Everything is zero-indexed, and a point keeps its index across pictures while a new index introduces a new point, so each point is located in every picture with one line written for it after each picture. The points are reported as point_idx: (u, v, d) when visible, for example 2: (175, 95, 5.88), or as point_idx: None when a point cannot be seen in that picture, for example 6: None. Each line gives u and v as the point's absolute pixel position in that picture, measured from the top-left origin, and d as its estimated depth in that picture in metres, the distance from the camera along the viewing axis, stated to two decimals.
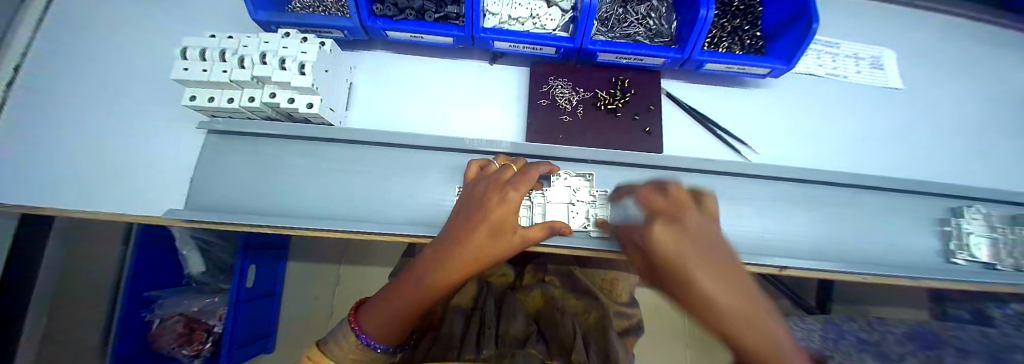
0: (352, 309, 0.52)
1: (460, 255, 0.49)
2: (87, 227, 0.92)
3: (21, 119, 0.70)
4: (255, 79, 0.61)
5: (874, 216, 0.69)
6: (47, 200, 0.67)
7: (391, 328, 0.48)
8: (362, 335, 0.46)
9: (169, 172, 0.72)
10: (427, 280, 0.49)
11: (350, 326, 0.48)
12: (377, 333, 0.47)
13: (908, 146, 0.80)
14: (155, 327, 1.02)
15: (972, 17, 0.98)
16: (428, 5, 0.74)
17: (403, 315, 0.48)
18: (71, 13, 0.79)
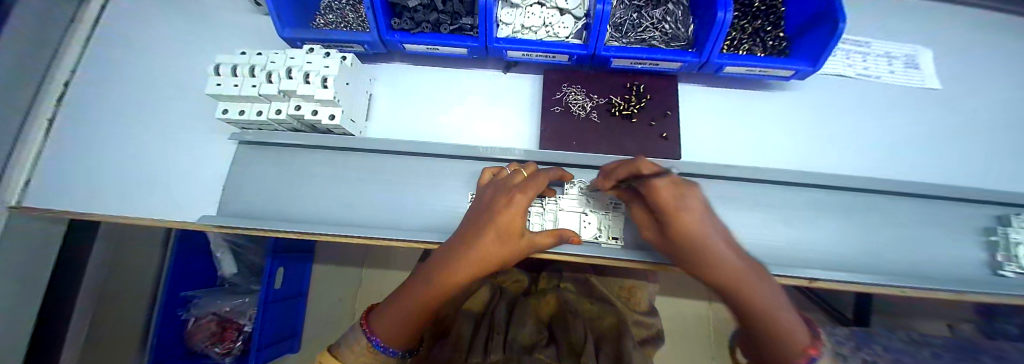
0: (366, 314, 0.54)
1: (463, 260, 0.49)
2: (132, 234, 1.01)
3: (67, 125, 0.77)
4: (282, 92, 0.65)
5: (911, 225, 0.65)
6: (93, 205, 0.73)
7: (400, 334, 0.50)
8: (374, 337, 0.49)
9: (197, 180, 0.76)
10: (433, 283, 0.50)
11: (363, 330, 0.51)
12: (387, 335, 0.49)
13: (948, 150, 0.75)
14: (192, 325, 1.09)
15: None
16: (443, 18, 0.76)
17: (410, 318, 0.50)
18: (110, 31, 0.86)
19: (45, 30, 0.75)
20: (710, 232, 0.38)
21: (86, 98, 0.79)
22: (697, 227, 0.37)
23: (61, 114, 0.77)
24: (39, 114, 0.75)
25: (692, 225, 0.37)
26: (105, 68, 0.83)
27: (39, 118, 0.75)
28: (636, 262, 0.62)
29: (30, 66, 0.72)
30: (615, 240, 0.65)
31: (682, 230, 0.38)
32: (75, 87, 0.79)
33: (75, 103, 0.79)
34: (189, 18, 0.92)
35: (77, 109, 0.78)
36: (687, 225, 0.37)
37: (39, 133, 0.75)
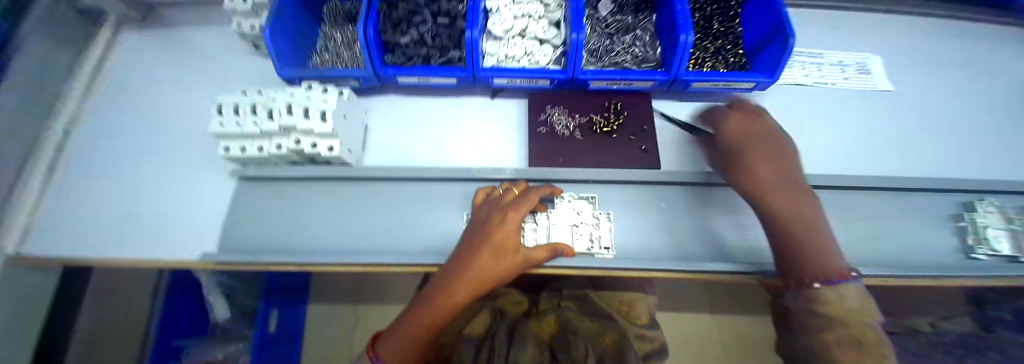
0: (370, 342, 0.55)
1: (463, 277, 0.51)
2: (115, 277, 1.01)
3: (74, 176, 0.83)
4: (283, 128, 0.69)
5: (885, 216, 0.68)
6: (91, 251, 0.75)
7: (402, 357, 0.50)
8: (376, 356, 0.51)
9: (197, 217, 0.78)
10: (436, 305, 0.51)
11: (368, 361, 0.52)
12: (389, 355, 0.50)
13: (909, 144, 0.80)
14: None
15: (955, 16, 1.00)
16: (432, 53, 0.82)
17: (415, 342, 0.51)
18: (116, 89, 0.93)
19: (47, 90, 0.83)
20: (755, 135, 0.58)
21: (85, 147, 0.85)
22: (744, 130, 0.60)
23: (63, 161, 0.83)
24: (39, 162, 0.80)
25: (741, 127, 0.60)
26: (95, 123, 0.89)
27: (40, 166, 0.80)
28: (629, 270, 0.63)
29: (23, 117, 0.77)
30: (608, 250, 0.66)
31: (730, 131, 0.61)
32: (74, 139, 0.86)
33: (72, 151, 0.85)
34: (189, 64, 0.97)
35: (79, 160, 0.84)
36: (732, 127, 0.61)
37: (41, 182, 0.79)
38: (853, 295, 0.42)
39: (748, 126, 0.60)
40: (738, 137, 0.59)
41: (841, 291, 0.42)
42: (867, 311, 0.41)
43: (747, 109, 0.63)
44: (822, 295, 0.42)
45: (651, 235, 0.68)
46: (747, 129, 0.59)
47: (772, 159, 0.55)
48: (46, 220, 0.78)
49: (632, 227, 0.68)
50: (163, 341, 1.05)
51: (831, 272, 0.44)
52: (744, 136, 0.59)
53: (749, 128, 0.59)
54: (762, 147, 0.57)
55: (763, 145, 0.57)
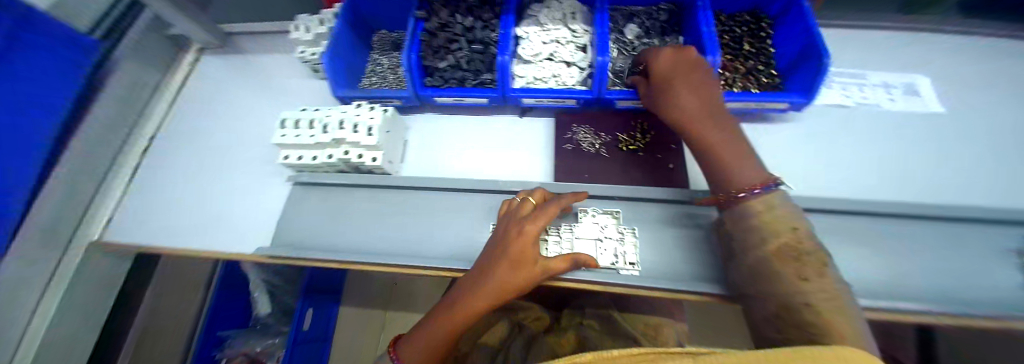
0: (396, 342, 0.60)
1: (483, 286, 0.54)
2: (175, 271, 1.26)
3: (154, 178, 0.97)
4: (335, 140, 0.78)
5: (946, 248, 0.61)
6: (168, 242, 0.87)
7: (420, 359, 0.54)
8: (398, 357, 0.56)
9: (253, 216, 0.88)
10: (457, 312, 0.55)
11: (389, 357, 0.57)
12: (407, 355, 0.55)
13: (980, 168, 0.71)
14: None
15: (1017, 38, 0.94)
16: (467, 75, 0.89)
17: (437, 346, 0.55)
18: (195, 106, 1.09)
19: (134, 108, 1.00)
20: (687, 78, 0.63)
21: (158, 153, 1.02)
22: (678, 74, 0.64)
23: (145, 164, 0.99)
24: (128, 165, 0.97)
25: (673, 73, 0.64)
26: (175, 135, 1.04)
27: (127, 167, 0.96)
28: (654, 289, 0.62)
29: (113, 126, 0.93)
30: (633, 266, 0.66)
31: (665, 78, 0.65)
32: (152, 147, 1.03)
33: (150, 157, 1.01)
34: (258, 85, 1.12)
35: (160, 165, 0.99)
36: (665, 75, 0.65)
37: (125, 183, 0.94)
38: (780, 201, 0.47)
39: (676, 62, 0.65)
40: (674, 82, 0.63)
41: (768, 200, 0.47)
42: (794, 215, 0.46)
43: (676, 54, 0.66)
44: (754, 210, 0.47)
45: (678, 255, 0.66)
46: (676, 64, 0.65)
47: (701, 99, 0.61)
48: (136, 214, 0.92)
49: (658, 244, 0.68)
50: (209, 332, 1.19)
51: (751, 184, 0.50)
52: (676, 80, 0.63)
53: (681, 71, 0.64)
54: (693, 87, 0.62)
55: (692, 86, 0.62)
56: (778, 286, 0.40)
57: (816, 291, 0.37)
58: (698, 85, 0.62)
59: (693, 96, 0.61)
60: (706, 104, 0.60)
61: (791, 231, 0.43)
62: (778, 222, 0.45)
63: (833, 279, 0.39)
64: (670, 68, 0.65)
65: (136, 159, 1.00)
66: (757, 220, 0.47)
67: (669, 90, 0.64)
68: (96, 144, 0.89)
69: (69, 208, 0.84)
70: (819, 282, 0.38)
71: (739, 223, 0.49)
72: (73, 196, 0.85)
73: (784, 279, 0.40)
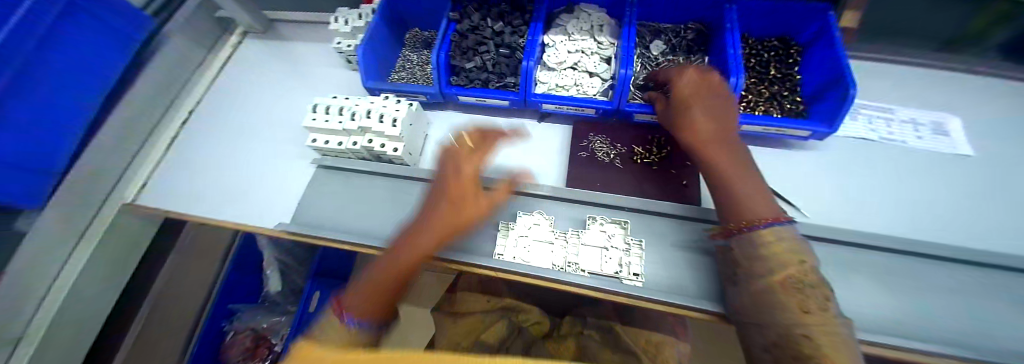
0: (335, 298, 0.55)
1: (435, 223, 0.58)
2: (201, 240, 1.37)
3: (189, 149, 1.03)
4: (361, 128, 0.82)
5: (966, 292, 0.59)
6: (195, 210, 0.92)
7: (370, 305, 0.52)
8: (348, 318, 0.51)
9: (275, 194, 0.92)
10: (410, 250, 0.56)
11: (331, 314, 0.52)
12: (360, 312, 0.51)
13: (1008, 215, 0.69)
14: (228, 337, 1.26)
15: None
16: (491, 77, 0.92)
17: (388, 284, 0.54)
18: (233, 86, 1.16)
19: (174, 84, 1.06)
20: (706, 103, 0.65)
21: (195, 128, 1.08)
22: (698, 99, 0.66)
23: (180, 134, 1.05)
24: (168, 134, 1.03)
25: (693, 96, 0.66)
26: (208, 112, 1.12)
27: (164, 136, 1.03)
28: (657, 302, 0.63)
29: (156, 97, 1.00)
30: (637, 277, 0.66)
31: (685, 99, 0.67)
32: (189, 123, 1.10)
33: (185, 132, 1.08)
34: (294, 71, 1.18)
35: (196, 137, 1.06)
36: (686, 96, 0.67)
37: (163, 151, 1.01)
38: (788, 235, 0.48)
39: (702, 89, 0.66)
40: (693, 104, 0.65)
41: (778, 232, 0.48)
42: (801, 253, 0.46)
43: (701, 77, 0.68)
44: (762, 239, 0.48)
45: (683, 271, 0.66)
46: (701, 91, 0.66)
47: (716, 125, 0.63)
48: (171, 181, 0.99)
49: (664, 258, 0.68)
50: (220, 303, 1.26)
51: (762, 216, 0.50)
52: (695, 104, 0.65)
53: (701, 95, 0.66)
54: (709, 113, 0.64)
55: (709, 112, 0.64)
56: (781, 317, 0.41)
57: (818, 324, 0.38)
58: (716, 111, 0.64)
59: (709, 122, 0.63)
60: (719, 131, 0.62)
61: (800, 271, 0.44)
62: (784, 256, 0.45)
63: (833, 314, 0.40)
64: (691, 90, 0.67)
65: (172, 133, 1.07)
66: (762, 250, 0.48)
67: (686, 112, 0.66)
68: (141, 112, 0.96)
69: (111, 169, 0.90)
70: (820, 315, 0.39)
71: (749, 252, 0.49)
72: (111, 159, 0.90)
73: (788, 311, 0.41)
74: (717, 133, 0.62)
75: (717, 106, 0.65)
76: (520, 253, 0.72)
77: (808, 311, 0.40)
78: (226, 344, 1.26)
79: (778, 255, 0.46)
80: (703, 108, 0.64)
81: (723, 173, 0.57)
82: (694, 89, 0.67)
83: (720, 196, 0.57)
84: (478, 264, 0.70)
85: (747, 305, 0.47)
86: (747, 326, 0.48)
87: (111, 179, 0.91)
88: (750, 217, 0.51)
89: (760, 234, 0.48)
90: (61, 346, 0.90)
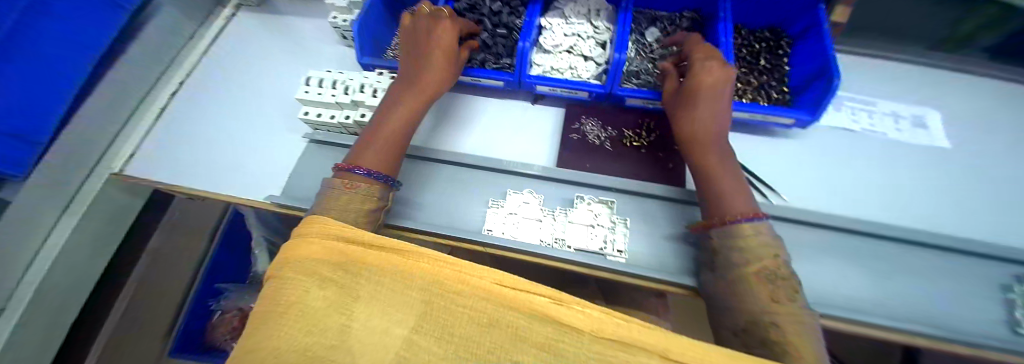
0: (343, 162, 0.61)
1: (426, 82, 0.70)
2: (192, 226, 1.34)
3: (173, 120, 1.00)
4: (353, 103, 0.81)
5: (925, 274, 0.62)
6: (180, 181, 0.91)
7: (381, 158, 0.61)
8: (360, 169, 0.58)
9: (265, 168, 0.91)
10: (405, 105, 0.68)
11: (347, 171, 0.58)
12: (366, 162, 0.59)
13: (973, 206, 0.72)
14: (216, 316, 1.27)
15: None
16: (487, 57, 0.93)
17: (393, 135, 0.64)
18: (223, 57, 1.13)
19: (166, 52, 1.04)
20: (717, 95, 0.61)
21: (182, 97, 1.05)
22: (712, 89, 0.61)
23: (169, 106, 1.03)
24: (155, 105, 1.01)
25: (710, 84, 0.61)
26: (205, 82, 1.08)
27: (153, 107, 1.01)
28: (637, 277, 0.65)
29: (146, 66, 0.98)
30: (621, 254, 0.69)
31: (700, 86, 0.62)
32: (181, 89, 1.06)
33: (176, 100, 1.04)
34: (288, 45, 1.16)
35: (182, 107, 1.03)
36: (704, 83, 0.62)
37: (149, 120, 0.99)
38: (766, 232, 0.47)
39: (720, 79, 0.62)
40: (704, 93, 0.61)
41: (759, 229, 0.47)
42: (776, 249, 0.45)
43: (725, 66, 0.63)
44: (742, 232, 0.47)
45: (664, 249, 0.69)
46: (719, 81, 0.62)
47: (719, 122, 0.61)
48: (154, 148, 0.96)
49: (646, 238, 0.70)
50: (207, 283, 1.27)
51: (748, 213, 0.50)
52: (707, 93, 0.61)
53: (717, 85, 0.61)
54: (717, 106, 0.61)
55: (718, 105, 0.61)
56: (751, 305, 0.42)
57: (785, 314, 0.39)
58: (723, 106, 0.61)
59: (714, 115, 0.60)
60: (721, 127, 0.60)
61: (773, 265, 0.43)
62: (761, 252, 0.45)
63: (801, 306, 0.41)
64: (711, 77, 0.62)
65: (165, 100, 1.03)
66: (741, 242, 0.47)
67: (695, 99, 0.62)
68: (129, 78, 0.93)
69: (96, 132, 0.87)
70: (788, 305, 0.40)
71: (728, 242, 0.48)
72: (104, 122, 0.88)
73: (758, 300, 0.41)
74: (717, 128, 0.60)
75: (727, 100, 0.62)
76: (508, 229, 0.73)
77: (777, 302, 0.40)
78: (215, 322, 1.27)
79: (754, 251, 0.45)
80: (714, 101, 0.61)
81: (714, 168, 0.57)
82: (712, 76, 0.62)
83: (707, 190, 0.56)
84: (466, 239, 0.71)
85: (722, 296, 0.48)
86: (718, 296, 0.50)
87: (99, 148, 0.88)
88: (732, 213, 0.50)
89: (740, 228, 0.48)
90: (45, 312, 0.89)
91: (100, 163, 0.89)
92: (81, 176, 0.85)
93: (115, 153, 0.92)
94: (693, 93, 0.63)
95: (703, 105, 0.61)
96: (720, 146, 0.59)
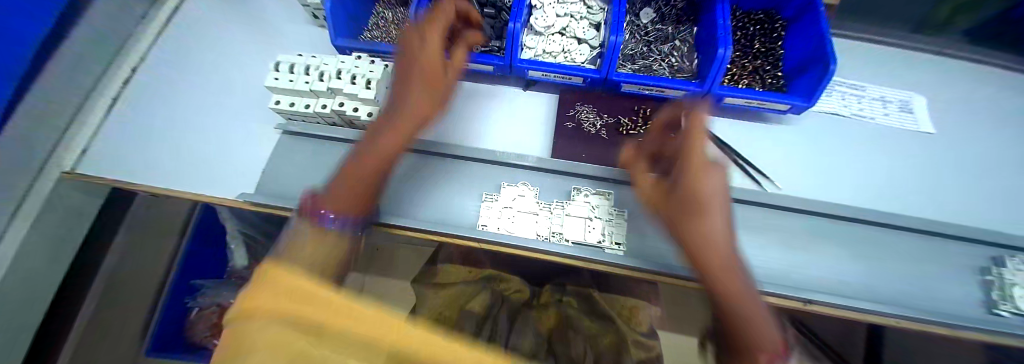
0: (302, 209, 0.50)
1: (413, 106, 0.58)
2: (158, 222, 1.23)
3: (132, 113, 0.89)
4: (330, 90, 0.74)
5: (907, 259, 0.65)
6: (140, 179, 0.81)
7: (350, 206, 0.50)
8: (327, 219, 0.48)
9: (239, 163, 0.83)
10: (387, 140, 0.56)
11: (311, 220, 0.48)
12: (336, 205, 0.50)
13: (951, 190, 0.75)
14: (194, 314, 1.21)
15: (999, 72, 0.98)
16: (475, 40, 0.86)
17: (367, 177, 0.53)
18: (178, 37, 1.00)
19: (117, 32, 0.89)
20: (716, 183, 0.48)
21: (141, 86, 0.93)
22: (710, 176, 0.48)
23: (123, 96, 0.90)
24: (104, 95, 0.87)
25: (703, 168, 0.48)
26: (161, 69, 0.95)
27: (104, 98, 0.87)
28: (635, 269, 0.65)
29: (94, 52, 0.84)
30: (618, 246, 0.68)
31: (693, 173, 0.48)
32: (136, 77, 0.93)
33: (133, 90, 0.92)
34: (253, 25, 1.05)
35: (139, 96, 0.91)
36: (696, 169, 0.48)
37: (102, 112, 0.87)
38: None
39: (714, 161, 0.49)
40: (698, 182, 0.47)
41: None
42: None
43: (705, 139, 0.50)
44: None
45: (660, 239, 0.69)
46: (714, 164, 0.49)
47: (724, 219, 0.47)
48: (109, 144, 0.85)
49: (642, 229, 0.70)
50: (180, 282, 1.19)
51: (776, 347, 0.38)
52: (705, 182, 0.47)
53: (711, 171, 0.48)
54: (718, 198, 0.47)
55: (716, 198, 0.47)
56: None
57: None
58: (723, 196, 0.48)
59: (718, 213, 0.46)
60: (726, 226, 0.47)
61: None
62: None
63: None
64: (701, 157, 0.48)
65: (116, 89, 0.90)
66: None
67: (692, 193, 0.48)
68: (74, 62, 0.79)
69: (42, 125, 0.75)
70: None
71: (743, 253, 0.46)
72: (48, 116, 0.76)
73: None
74: (722, 229, 0.46)
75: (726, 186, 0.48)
76: (504, 224, 0.70)
77: None
78: (193, 319, 1.21)
79: None
80: (712, 192, 0.47)
81: (729, 291, 0.41)
82: (707, 158, 0.49)
83: (721, 320, 0.42)
84: (459, 236, 0.68)
85: None
86: None
87: (48, 144, 0.77)
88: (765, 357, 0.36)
89: None
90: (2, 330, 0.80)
91: (50, 160, 0.77)
92: (29, 176, 0.74)
93: (66, 147, 0.80)
94: (687, 183, 0.48)
95: (703, 201, 0.46)
96: (727, 258, 0.44)
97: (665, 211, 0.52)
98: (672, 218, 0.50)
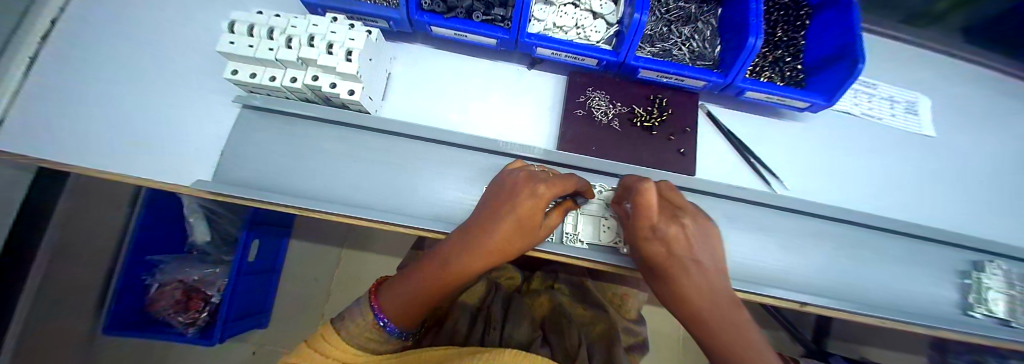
0: (370, 292, 0.46)
1: (484, 247, 0.44)
2: (94, 197, 1.03)
3: (48, 73, 0.70)
4: (300, 60, 0.61)
5: (899, 262, 0.68)
6: (55, 154, 0.64)
7: (407, 311, 0.43)
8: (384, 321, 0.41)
9: (190, 140, 0.69)
10: (447, 269, 0.44)
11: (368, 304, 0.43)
12: (394, 306, 0.42)
13: (939, 194, 0.78)
14: (154, 291, 1.09)
15: (992, 75, 1.00)
16: (476, 6, 0.74)
17: (423, 300, 0.44)
18: None
19: None
20: (685, 249, 0.43)
21: (69, 39, 0.73)
22: (673, 239, 0.43)
23: (44, 54, 0.71)
24: (16, 54, 0.68)
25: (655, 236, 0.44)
26: (91, 21, 0.76)
27: (20, 56, 0.68)
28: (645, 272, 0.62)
29: None
30: None
31: (649, 242, 0.45)
32: (60, 31, 0.74)
33: (55, 44, 0.73)
34: None
35: (63, 52, 0.72)
36: (649, 238, 0.45)
37: (19, 72, 0.68)
38: None
39: (674, 224, 0.43)
40: (659, 251, 0.44)
41: None
42: None
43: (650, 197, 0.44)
44: None
45: None
46: (676, 228, 0.43)
47: (707, 285, 0.42)
48: (22, 109, 0.66)
49: None
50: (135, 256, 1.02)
51: None
52: (667, 249, 0.43)
53: (673, 235, 0.43)
54: (692, 266, 0.42)
55: (685, 262, 0.42)
56: None
57: None
58: (696, 258, 0.43)
59: (695, 282, 0.42)
60: (713, 291, 0.41)
61: None
62: None
63: None
64: (652, 220, 0.44)
65: (34, 48, 0.71)
66: None
67: (665, 267, 0.44)
68: None
69: None
70: None
71: None
72: None
73: None
74: (710, 298, 0.41)
75: (699, 246, 0.43)
76: None
77: None
78: (152, 297, 1.09)
79: None
80: (677, 260, 0.43)
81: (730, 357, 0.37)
82: (662, 224, 0.43)
83: None
84: None
85: None
86: None
87: None
88: None
89: None
90: None
91: None
92: None
93: None
94: (654, 261, 0.45)
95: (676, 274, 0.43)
96: (724, 325, 0.39)
97: (658, 291, 0.49)
98: (664, 294, 0.47)
